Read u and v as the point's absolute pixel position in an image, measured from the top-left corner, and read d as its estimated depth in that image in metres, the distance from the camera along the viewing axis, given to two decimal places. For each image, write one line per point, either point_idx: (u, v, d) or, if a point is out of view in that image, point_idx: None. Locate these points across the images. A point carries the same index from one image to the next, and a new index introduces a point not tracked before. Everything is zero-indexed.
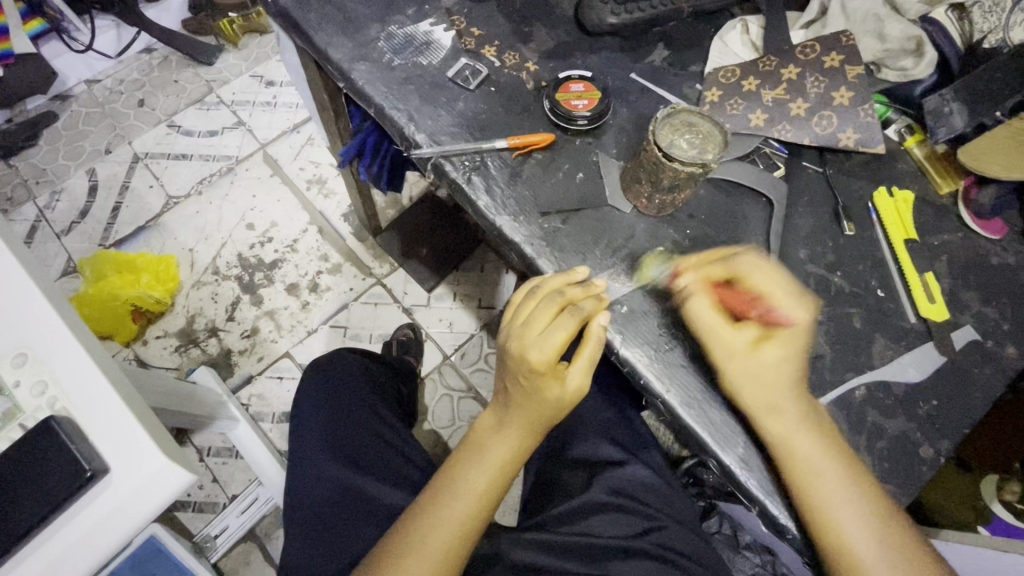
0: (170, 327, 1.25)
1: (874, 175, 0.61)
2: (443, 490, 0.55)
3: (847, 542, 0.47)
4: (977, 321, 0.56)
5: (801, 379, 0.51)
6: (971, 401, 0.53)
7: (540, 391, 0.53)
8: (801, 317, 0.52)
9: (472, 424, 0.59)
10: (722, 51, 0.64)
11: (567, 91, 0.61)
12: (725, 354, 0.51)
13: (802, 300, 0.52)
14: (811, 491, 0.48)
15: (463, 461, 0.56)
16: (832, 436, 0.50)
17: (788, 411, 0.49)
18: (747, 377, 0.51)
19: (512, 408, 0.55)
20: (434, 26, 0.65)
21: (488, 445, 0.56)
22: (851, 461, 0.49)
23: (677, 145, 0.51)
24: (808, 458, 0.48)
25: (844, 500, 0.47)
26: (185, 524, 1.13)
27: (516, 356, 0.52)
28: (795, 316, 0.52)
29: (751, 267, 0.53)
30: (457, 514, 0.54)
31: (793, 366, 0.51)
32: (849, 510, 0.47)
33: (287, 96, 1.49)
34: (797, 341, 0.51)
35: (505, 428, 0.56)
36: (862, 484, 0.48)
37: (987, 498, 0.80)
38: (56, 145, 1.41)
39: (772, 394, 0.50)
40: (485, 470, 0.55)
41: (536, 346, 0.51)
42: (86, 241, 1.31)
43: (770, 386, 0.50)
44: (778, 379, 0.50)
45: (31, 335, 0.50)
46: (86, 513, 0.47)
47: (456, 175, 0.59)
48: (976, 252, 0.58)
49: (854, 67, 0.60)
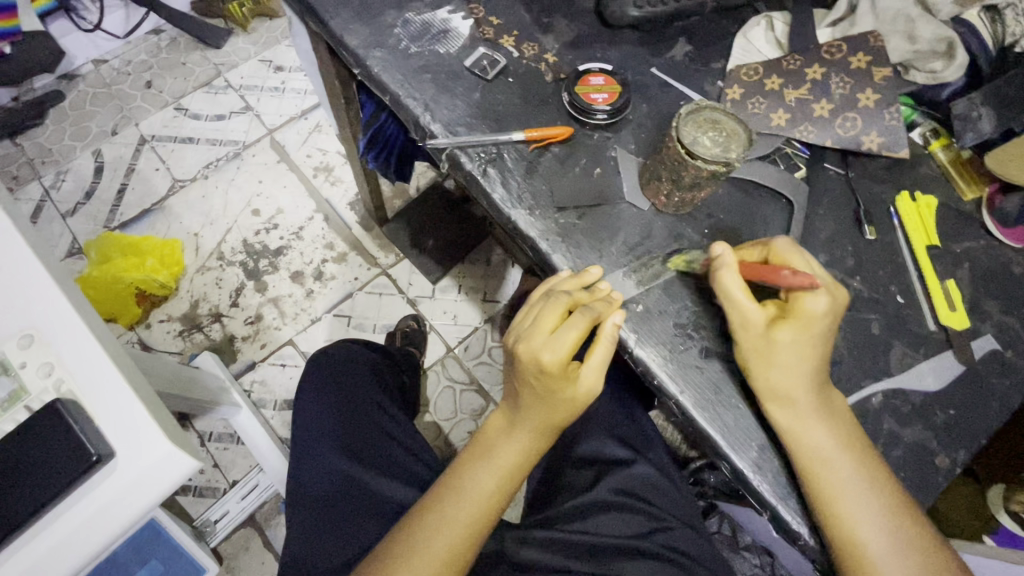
0: (174, 312, 1.24)
1: (896, 180, 0.60)
2: (450, 491, 0.55)
3: (856, 539, 0.46)
4: (997, 331, 0.55)
5: (821, 368, 0.49)
6: (988, 412, 0.53)
7: (553, 393, 0.52)
8: (822, 307, 0.48)
9: (482, 424, 0.58)
10: (746, 48, 0.63)
11: (587, 84, 0.60)
12: (742, 328, 0.50)
13: (833, 294, 0.48)
14: (819, 485, 0.47)
15: (473, 462, 0.56)
16: (846, 430, 0.49)
17: (800, 405, 0.48)
18: (767, 360, 0.49)
19: (523, 409, 0.54)
20: (452, 14, 0.64)
21: (498, 446, 0.55)
22: (862, 456, 0.48)
23: (701, 142, 0.50)
24: (818, 455, 0.48)
25: (852, 497, 0.47)
26: (185, 508, 1.13)
27: (526, 359, 0.51)
28: (816, 303, 0.48)
29: (788, 251, 0.51)
30: (464, 517, 0.53)
31: (812, 354, 0.49)
32: (858, 510, 0.47)
33: (295, 82, 1.47)
34: (815, 329, 0.48)
35: (516, 429, 0.55)
36: (873, 483, 0.47)
37: (993, 509, 0.76)
38: (62, 124, 1.40)
39: (794, 385, 0.48)
40: (494, 471, 0.55)
41: (547, 348, 0.50)
42: (90, 222, 1.30)
43: (787, 373, 0.48)
44: (792, 364, 0.48)
45: (37, 316, 0.49)
46: (91, 496, 0.47)
47: (471, 167, 0.58)
48: (998, 260, 0.57)
49: (881, 69, 0.59)
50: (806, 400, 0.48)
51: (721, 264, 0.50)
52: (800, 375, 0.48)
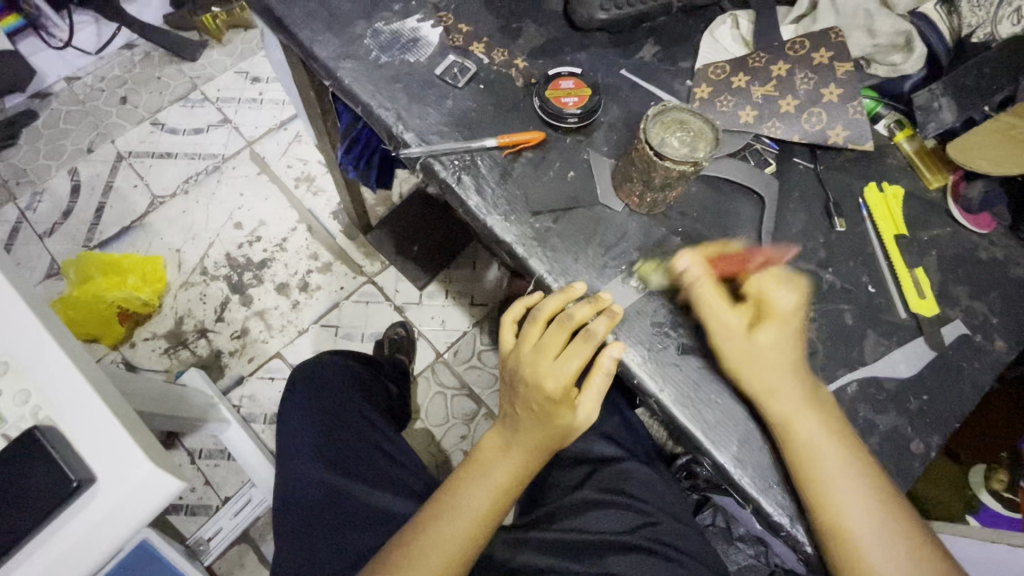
0: (158, 329, 1.23)
1: (864, 172, 0.61)
2: (446, 509, 0.55)
3: (840, 523, 0.47)
4: (967, 316, 0.56)
5: (799, 364, 0.52)
6: (960, 396, 0.54)
7: (552, 418, 0.53)
8: (791, 303, 0.53)
9: (477, 442, 0.58)
10: (713, 47, 0.64)
11: (557, 88, 0.60)
12: (723, 335, 0.52)
13: (794, 286, 0.54)
14: (810, 479, 0.48)
15: (467, 479, 0.56)
16: (835, 421, 0.50)
17: (789, 397, 0.50)
18: (747, 363, 0.51)
19: (519, 429, 0.55)
20: (421, 22, 0.64)
21: (492, 465, 0.56)
22: (851, 445, 0.50)
23: (669, 144, 0.51)
24: (810, 448, 0.49)
25: (837, 482, 0.48)
26: (178, 527, 1.12)
27: (531, 383, 0.52)
28: (783, 299, 0.53)
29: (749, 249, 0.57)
30: (460, 534, 0.53)
31: (789, 351, 0.52)
32: (845, 494, 0.48)
33: (273, 93, 1.46)
34: (790, 325, 0.52)
35: (511, 449, 0.55)
36: (859, 467, 0.49)
37: (975, 487, 0.80)
38: (36, 144, 1.38)
39: (774, 377, 0.51)
40: (488, 492, 0.55)
41: (551, 375, 0.51)
42: (69, 242, 1.29)
43: (771, 371, 0.51)
44: (773, 361, 0.51)
45: (11, 343, 0.49)
46: (75, 522, 0.47)
47: (446, 174, 0.58)
48: (965, 246, 0.59)
49: (844, 63, 0.60)
50: (793, 390, 0.50)
51: (692, 277, 0.54)
52: (782, 373, 0.51)
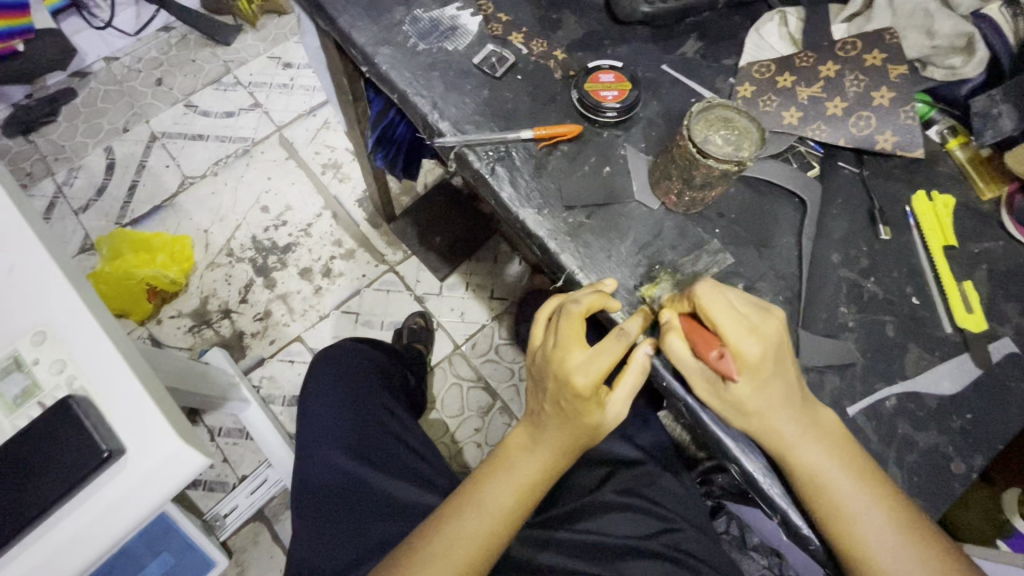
0: (184, 308, 1.25)
1: (912, 180, 0.59)
2: (468, 504, 0.54)
3: (854, 540, 0.46)
4: (1016, 333, 0.54)
5: (789, 402, 0.47)
6: (1006, 417, 0.52)
7: (580, 416, 0.51)
8: (757, 352, 0.45)
9: (503, 438, 0.57)
10: (758, 45, 0.62)
11: (596, 81, 0.59)
12: (706, 387, 0.47)
13: (754, 327, 0.45)
14: (819, 502, 0.47)
15: (491, 476, 0.55)
16: (839, 446, 0.47)
17: (785, 433, 0.47)
18: (740, 415, 0.47)
19: (547, 427, 0.54)
20: (460, 11, 0.63)
21: (518, 462, 0.55)
22: (862, 468, 0.47)
23: (712, 142, 0.49)
24: (814, 476, 0.47)
25: (849, 503, 0.46)
26: (195, 502, 1.14)
27: (561, 379, 0.50)
28: (750, 349, 0.45)
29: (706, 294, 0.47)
30: (482, 530, 0.53)
31: (774, 396, 0.46)
32: (861, 513, 0.46)
33: (304, 79, 1.47)
34: (763, 372, 0.45)
35: (539, 447, 0.54)
36: (874, 488, 0.47)
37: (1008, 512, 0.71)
38: (75, 121, 1.41)
39: (769, 418, 0.47)
40: (512, 488, 0.54)
41: (581, 370, 0.48)
42: (102, 219, 1.31)
43: (763, 416, 0.47)
44: (764, 408, 0.46)
45: (51, 313, 0.50)
46: (102, 492, 0.47)
47: (479, 166, 0.57)
48: (1017, 260, 0.56)
49: (897, 66, 0.57)
50: (789, 426, 0.47)
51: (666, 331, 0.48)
52: (778, 413, 0.47)
